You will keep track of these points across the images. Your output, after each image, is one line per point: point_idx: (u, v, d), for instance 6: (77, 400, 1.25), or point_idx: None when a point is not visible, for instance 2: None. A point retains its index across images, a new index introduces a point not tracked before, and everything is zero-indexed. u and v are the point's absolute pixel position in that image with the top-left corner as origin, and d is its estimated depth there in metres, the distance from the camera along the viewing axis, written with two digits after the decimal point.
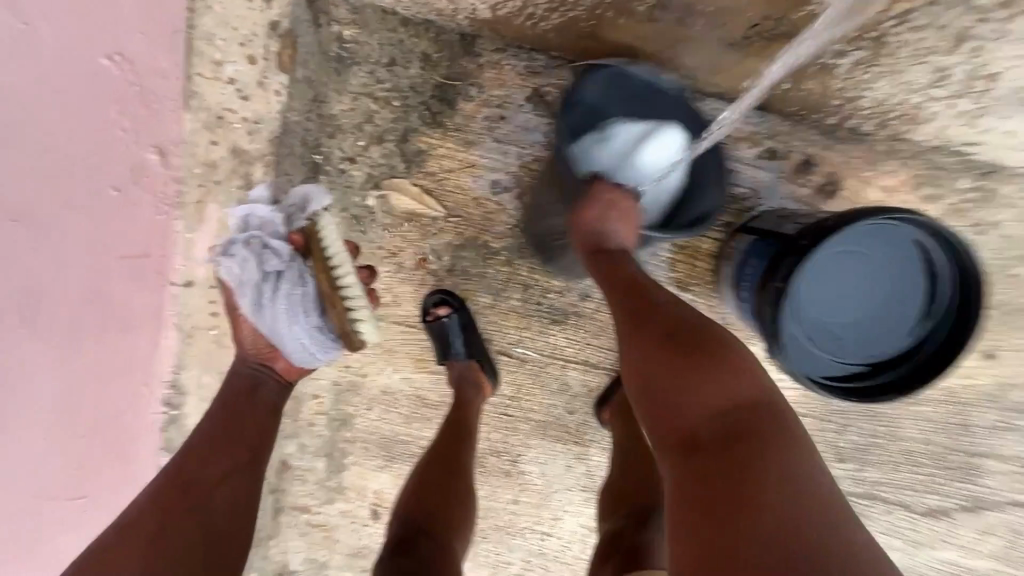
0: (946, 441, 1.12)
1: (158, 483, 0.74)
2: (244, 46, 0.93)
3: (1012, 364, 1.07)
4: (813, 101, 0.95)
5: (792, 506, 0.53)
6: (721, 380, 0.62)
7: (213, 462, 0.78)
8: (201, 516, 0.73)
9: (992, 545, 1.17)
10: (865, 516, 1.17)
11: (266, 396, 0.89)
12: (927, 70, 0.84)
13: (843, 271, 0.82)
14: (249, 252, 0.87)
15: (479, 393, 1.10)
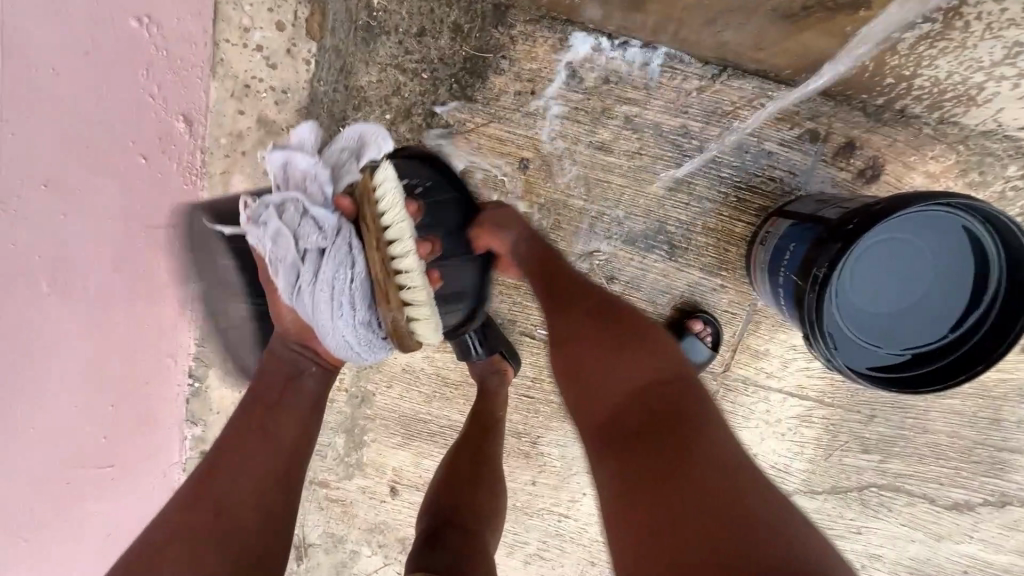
0: (975, 435, 1.10)
1: (174, 511, 0.66)
2: (273, 12, 0.91)
3: None
4: (862, 80, 0.87)
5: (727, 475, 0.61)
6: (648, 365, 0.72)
7: (238, 484, 0.68)
8: (222, 550, 0.63)
9: (1016, 540, 1.16)
10: (887, 507, 1.16)
11: (299, 387, 0.77)
12: (998, 45, 0.75)
13: (886, 259, 0.80)
14: (281, 221, 0.65)
15: (503, 381, 1.08)
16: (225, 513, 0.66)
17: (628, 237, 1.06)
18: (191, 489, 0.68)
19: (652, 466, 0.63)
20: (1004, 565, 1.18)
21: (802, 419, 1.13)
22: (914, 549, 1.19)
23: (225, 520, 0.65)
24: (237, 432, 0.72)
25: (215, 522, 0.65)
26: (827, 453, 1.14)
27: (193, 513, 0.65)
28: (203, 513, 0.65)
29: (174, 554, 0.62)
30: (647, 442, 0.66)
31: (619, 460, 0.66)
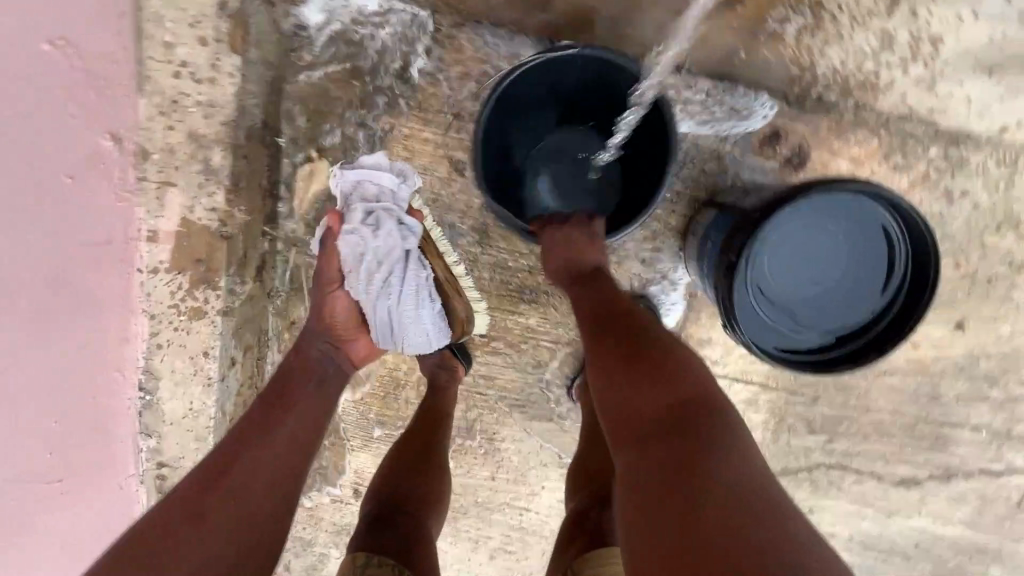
0: (917, 412, 1.13)
1: (188, 491, 0.70)
2: (195, 28, 0.90)
3: (983, 334, 1.07)
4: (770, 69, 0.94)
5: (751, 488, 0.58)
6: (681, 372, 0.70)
7: (257, 464, 0.75)
8: (245, 524, 0.69)
9: (963, 512, 1.19)
10: (837, 486, 1.19)
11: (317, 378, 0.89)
12: (871, 36, 0.89)
13: (803, 247, 0.82)
14: (391, 227, 0.97)
15: (453, 378, 1.10)
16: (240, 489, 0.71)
17: None
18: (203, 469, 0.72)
19: (663, 451, 0.61)
20: (953, 537, 1.21)
21: (749, 403, 1.15)
22: (865, 527, 1.21)
23: (245, 499, 0.71)
24: (254, 416, 0.80)
25: (235, 501, 0.70)
26: (775, 435, 1.17)
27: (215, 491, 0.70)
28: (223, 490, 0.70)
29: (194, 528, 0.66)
30: (657, 428, 0.63)
31: (631, 447, 0.64)
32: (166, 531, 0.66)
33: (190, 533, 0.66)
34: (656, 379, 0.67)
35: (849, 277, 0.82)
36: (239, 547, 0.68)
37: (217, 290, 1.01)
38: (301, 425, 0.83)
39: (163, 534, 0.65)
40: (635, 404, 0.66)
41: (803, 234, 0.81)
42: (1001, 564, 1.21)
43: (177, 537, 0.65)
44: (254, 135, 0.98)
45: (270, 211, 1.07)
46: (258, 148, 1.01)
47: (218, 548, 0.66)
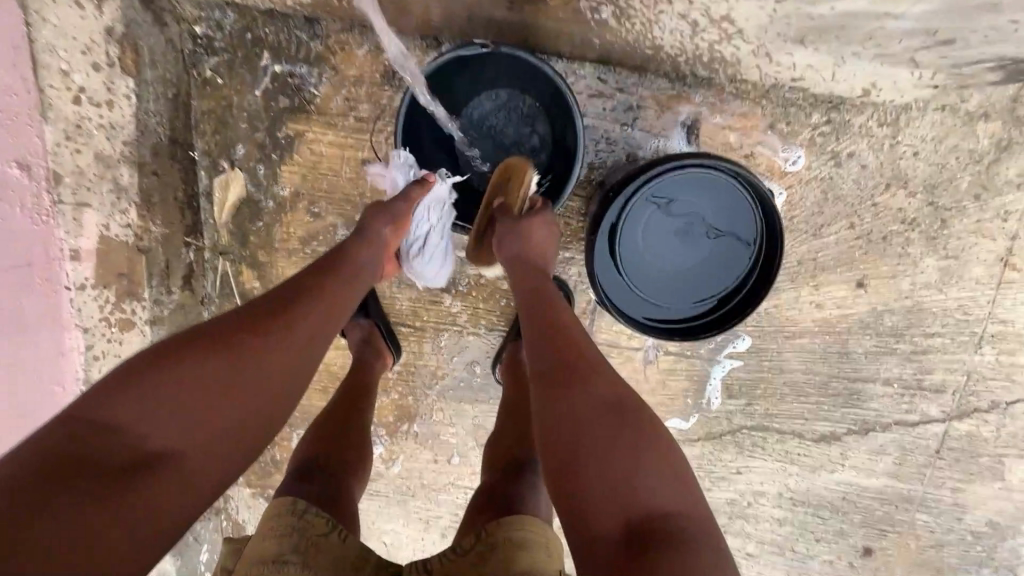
0: (828, 369, 1.17)
1: (169, 370, 0.61)
2: (87, 54, 0.94)
3: (884, 291, 1.11)
4: (629, 51, 0.96)
5: (665, 500, 0.64)
6: (613, 385, 0.71)
7: (247, 377, 0.63)
8: (211, 418, 0.61)
9: (884, 463, 1.23)
10: (760, 446, 1.24)
11: (341, 284, 0.77)
12: (673, 17, 0.89)
13: (679, 225, 0.93)
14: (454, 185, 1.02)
15: (378, 357, 1.16)
16: (221, 401, 0.62)
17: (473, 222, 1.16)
18: (187, 347, 0.62)
19: (610, 486, 0.64)
20: (878, 488, 1.25)
21: (668, 372, 1.20)
22: (792, 483, 1.26)
23: (223, 413, 0.62)
24: (257, 319, 0.67)
25: (232, 405, 0.62)
26: (696, 402, 1.21)
27: (195, 387, 0.61)
28: (204, 394, 0.61)
29: (169, 420, 0.59)
30: (603, 459, 0.65)
31: (574, 477, 0.66)
32: (143, 411, 0.59)
33: (167, 427, 0.59)
34: (603, 406, 0.69)
35: (724, 240, 0.94)
36: (209, 462, 0.61)
37: (142, 301, 1.07)
38: (309, 341, 0.69)
39: (138, 411, 0.59)
40: (579, 438, 0.67)
41: (676, 209, 0.92)
42: (925, 511, 1.26)
43: (151, 406, 0.59)
44: (161, 151, 1.04)
45: (191, 222, 1.12)
46: (169, 163, 1.06)
47: (203, 461, 0.60)
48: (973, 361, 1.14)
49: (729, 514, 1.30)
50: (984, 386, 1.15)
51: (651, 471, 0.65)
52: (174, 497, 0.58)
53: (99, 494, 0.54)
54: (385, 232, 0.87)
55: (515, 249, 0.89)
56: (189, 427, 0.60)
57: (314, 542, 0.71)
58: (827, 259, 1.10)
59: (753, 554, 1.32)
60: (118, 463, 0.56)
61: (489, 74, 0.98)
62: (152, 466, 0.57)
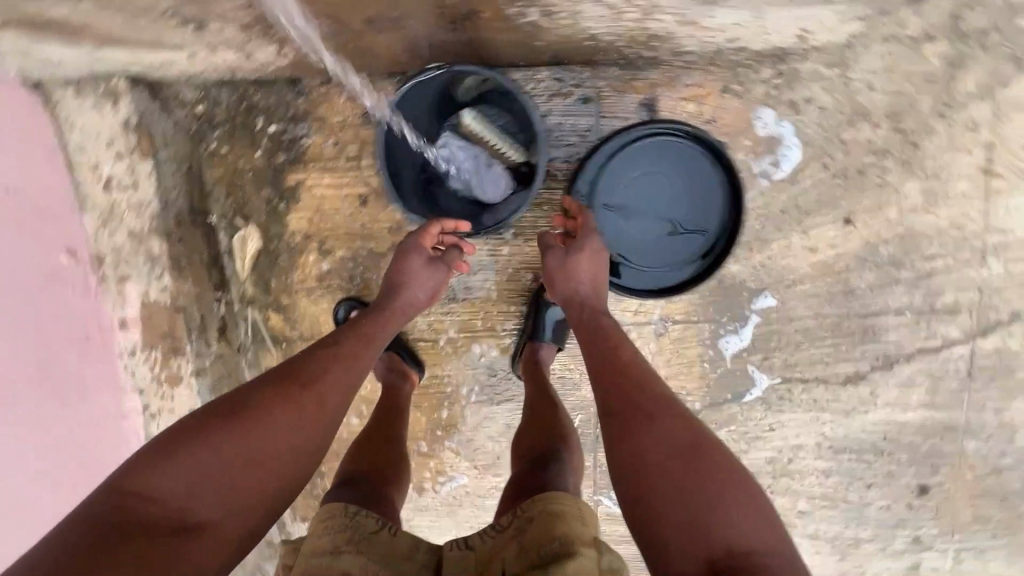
0: (837, 310, 1.18)
1: (205, 438, 0.68)
2: (110, 146, 1.08)
3: (873, 223, 1.13)
4: (574, 46, 1.04)
5: (747, 532, 0.68)
6: (683, 423, 0.77)
7: (280, 441, 0.71)
8: (252, 476, 0.69)
9: (918, 395, 1.22)
10: (787, 399, 1.25)
11: (357, 349, 0.84)
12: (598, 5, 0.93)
13: (650, 195, 1.07)
14: (449, 140, 1.09)
15: (406, 379, 1.23)
16: (257, 470, 0.69)
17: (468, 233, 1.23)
18: (224, 415, 0.70)
19: (683, 518, 0.69)
20: (918, 423, 1.23)
21: (681, 341, 1.23)
22: (829, 433, 1.26)
23: (260, 481, 0.69)
24: (289, 379, 0.76)
25: (274, 463, 0.70)
26: (714, 365, 1.24)
27: (233, 455, 0.68)
28: (242, 462, 0.68)
29: (210, 487, 0.66)
30: (676, 491, 0.71)
31: (646, 503, 0.72)
32: (187, 477, 0.66)
33: (207, 491, 0.66)
34: (674, 442, 0.75)
35: (695, 203, 1.06)
36: (236, 526, 0.68)
37: (186, 355, 1.19)
38: (340, 394, 0.78)
39: (179, 476, 0.65)
40: (652, 469, 0.74)
41: (647, 183, 1.06)
42: (974, 438, 1.23)
43: (196, 469, 0.66)
44: (183, 219, 1.15)
45: (219, 278, 1.21)
46: (192, 229, 1.17)
47: (243, 513, 0.68)
48: (982, 277, 1.13)
49: (773, 474, 1.30)
50: (1000, 300, 1.14)
51: (726, 503, 0.70)
52: (205, 559, 0.64)
53: (147, 559, 0.60)
54: (424, 299, 1.00)
55: (568, 285, 0.98)
56: (227, 492, 0.67)
57: (370, 535, 0.76)
58: (809, 203, 1.13)
59: (806, 511, 1.32)
60: (161, 526, 0.63)
61: (451, 92, 1.08)
62: (191, 526, 0.65)
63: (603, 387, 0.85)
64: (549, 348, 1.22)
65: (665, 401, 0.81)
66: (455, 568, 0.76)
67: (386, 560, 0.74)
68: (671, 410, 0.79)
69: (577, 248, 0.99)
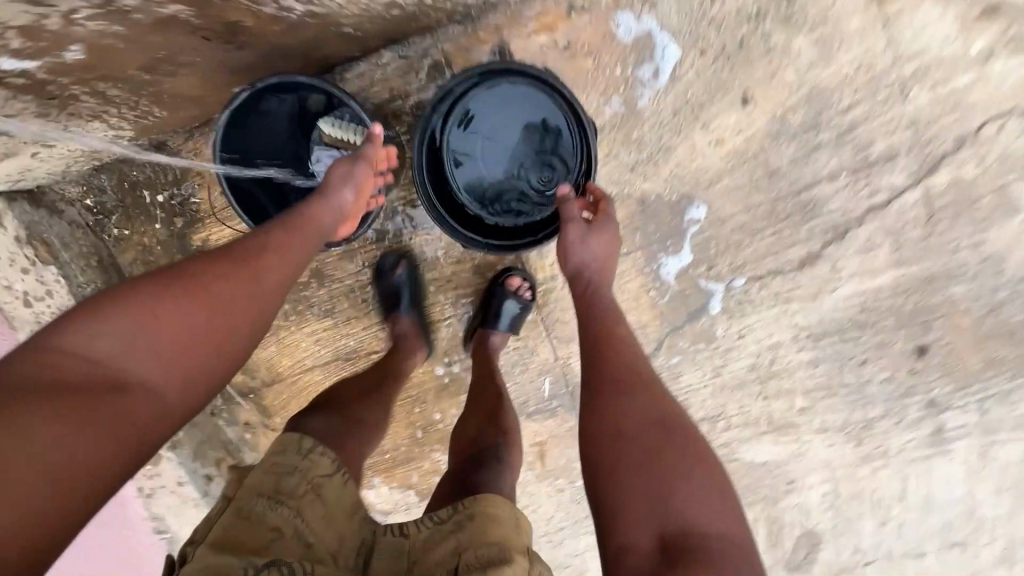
0: (767, 196, 1.10)
1: (136, 300, 0.59)
2: (12, 264, 1.10)
3: (773, 95, 1.04)
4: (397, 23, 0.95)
5: (707, 514, 0.69)
6: (663, 405, 0.77)
7: (223, 309, 0.64)
8: (195, 341, 0.62)
9: (883, 257, 1.13)
10: (748, 302, 1.18)
11: (299, 239, 0.77)
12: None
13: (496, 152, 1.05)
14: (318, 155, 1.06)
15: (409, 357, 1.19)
16: (199, 336, 0.62)
17: (378, 237, 1.21)
18: (155, 280, 0.62)
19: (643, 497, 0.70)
20: (892, 286, 1.15)
21: (619, 276, 1.19)
22: (802, 323, 1.19)
23: (200, 353, 0.62)
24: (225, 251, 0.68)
25: (218, 327, 0.63)
26: (661, 291, 1.19)
27: (169, 317, 0.60)
28: (181, 325, 0.61)
29: (149, 353, 0.59)
30: (641, 469, 0.72)
31: (610, 477, 0.73)
32: (122, 339, 0.58)
33: (144, 353, 0.58)
34: (653, 421, 0.75)
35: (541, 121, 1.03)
36: (175, 400, 0.60)
37: None
38: (282, 265, 0.71)
39: (108, 340, 0.57)
40: (621, 445, 0.74)
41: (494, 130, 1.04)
42: (958, 282, 1.13)
43: (129, 331, 0.58)
44: None
45: None
46: None
47: (191, 379, 0.61)
48: (909, 112, 1.03)
49: (759, 379, 1.24)
50: (937, 130, 1.04)
51: (688, 484, 0.70)
52: (145, 422, 0.57)
53: (70, 420, 0.52)
54: (347, 198, 0.87)
55: (580, 255, 0.94)
56: (167, 362, 0.60)
57: (321, 482, 0.78)
58: (699, 96, 1.06)
59: (806, 407, 1.26)
60: (87, 386, 0.54)
61: (293, 110, 1.04)
62: (128, 390, 0.57)
63: (589, 357, 0.84)
64: (502, 335, 1.19)
65: (652, 381, 0.80)
66: (387, 550, 0.77)
67: (327, 518, 0.76)
68: (657, 391, 0.79)
69: (597, 225, 0.96)
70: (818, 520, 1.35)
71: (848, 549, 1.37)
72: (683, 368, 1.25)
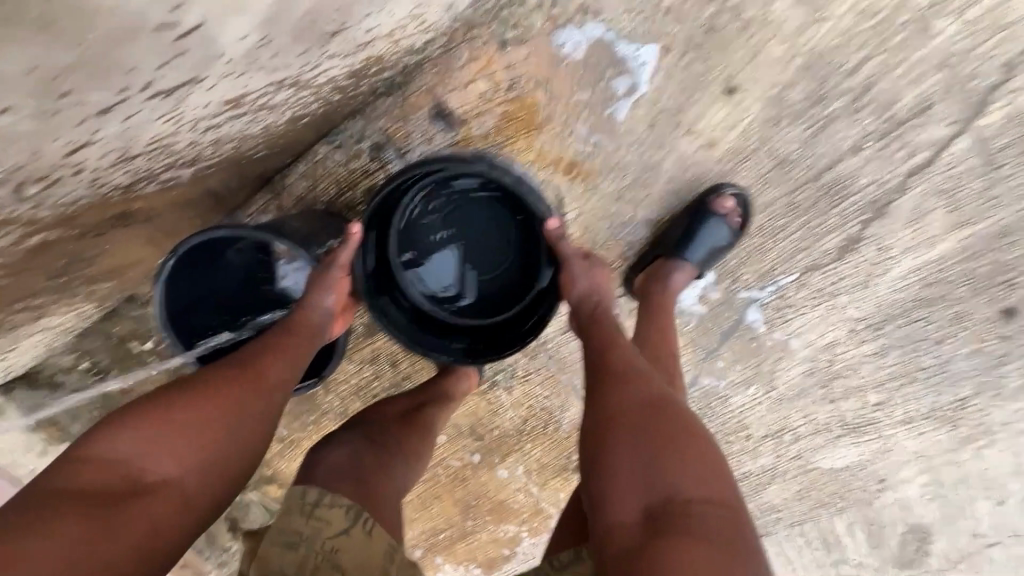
0: (783, 189, 0.94)
1: (153, 403, 0.59)
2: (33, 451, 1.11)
3: (762, 75, 0.87)
4: (319, 119, 0.85)
5: (704, 494, 0.61)
6: (661, 393, 0.69)
7: (236, 406, 0.62)
8: (211, 439, 0.59)
9: (940, 220, 0.94)
10: (787, 305, 1.03)
11: (305, 326, 0.74)
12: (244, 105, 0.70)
13: (464, 253, 0.93)
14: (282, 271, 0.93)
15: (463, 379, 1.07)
16: (213, 432, 0.60)
17: (371, 330, 1.13)
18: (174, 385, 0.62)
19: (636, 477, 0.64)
20: (958, 251, 0.96)
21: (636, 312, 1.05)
22: (858, 313, 1.02)
23: (216, 451, 0.59)
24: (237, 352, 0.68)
25: (232, 424, 0.61)
26: (686, 316, 1.05)
27: (182, 415, 0.59)
28: (193, 423, 0.59)
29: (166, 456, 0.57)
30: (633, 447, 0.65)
31: (600, 460, 0.66)
32: (139, 443, 0.56)
33: (164, 450, 0.57)
34: (651, 407, 0.67)
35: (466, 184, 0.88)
36: (194, 492, 0.57)
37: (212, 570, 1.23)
38: (291, 354, 0.70)
39: (129, 441, 0.56)
40: (610, 428, 0.67)
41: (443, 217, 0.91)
42: None
43: (148, 432, 0.57)
44: None
45: None
46: None
47: (210, 475, 0.59)
48: (934, 50, 0.84)
49: (820, 383, 1.09)
50: (978, 62, 0.84)
51: (680, 462, 0.63)
52: (165, 518, 0.55)
53: (95, 519, 0.51)
54: (334, 296, 0.77)
55: (582, 286, 0.82)
56: (185, 460, 0.58)
57: (335, 546, 0.71)
58: (675, 99, 0.90)
59: (882, 401, 1.10)
60: (109, 490, 0.53)
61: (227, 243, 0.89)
62: (151, 487, 0.55)
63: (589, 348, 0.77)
64: None
65: (648, 370, 0.72)
66: None
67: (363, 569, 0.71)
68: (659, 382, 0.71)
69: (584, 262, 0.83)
70: (922, 513, 1.20)
71: (965, 535, 1.21)
72: (731, 390, 1.11)
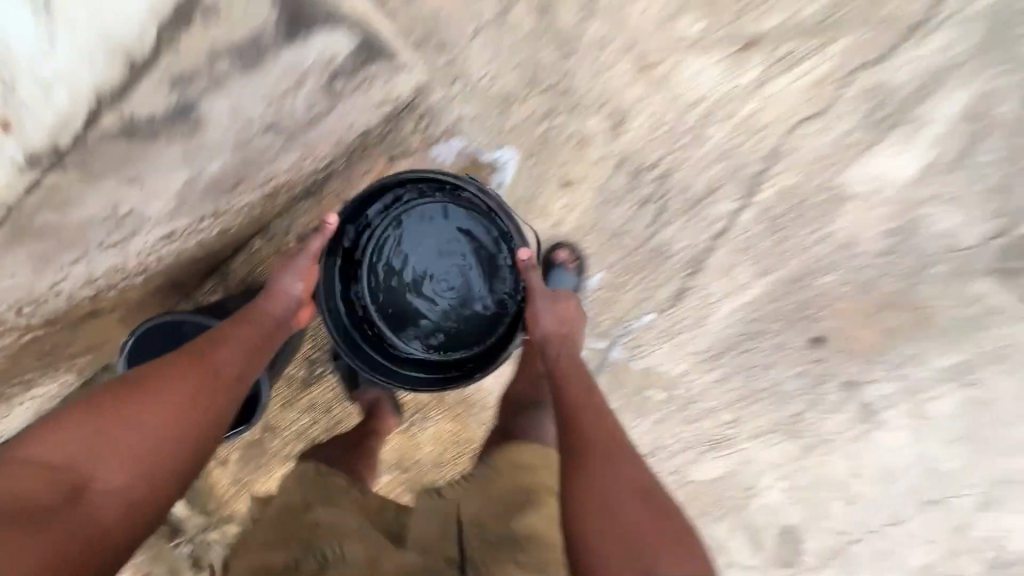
0: (619, 253, 1.20)
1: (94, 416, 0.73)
2: None
3: (588, 172, 1.15)
4: (250, 223, 1.12)
5: None
6: (647, 480, 0.79)
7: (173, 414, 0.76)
8: (148, 444, 0.74)
9: (745, 271, 1.20)
10: (641, 344, 1.27)
11: (248, 333, 0.91)
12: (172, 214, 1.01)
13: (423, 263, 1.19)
14: None
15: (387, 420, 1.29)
16: (150, 439, 0.74)
17: (309, 382, 1.36)
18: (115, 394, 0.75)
19: (623, 525, 0.74)
20: (765, 294, 1.21)
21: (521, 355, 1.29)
22: (697, 347, 1.26)
23: (152, 454, 0.74)
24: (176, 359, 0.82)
25: (169, 428, 0.75)
26: None
27: (122, 425, 0.73)
28: (131, 430, 0.73)
29: (110, 460, 0.71)
30: (619, 531, 0.74)
31: (590, 536, 0.74)
32: (83, 450, 0.70)
33: (104, 456, 0.71)
34: (638, 495, 0.77)
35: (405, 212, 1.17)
36: (134, 492, 0.72)
37: None
38: (230, 363, 0.85)
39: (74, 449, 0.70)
40: (596, 504, 0.76)
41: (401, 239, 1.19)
42: (824, 274, 1.19)
43: (93, 439, 0.71)
44: None
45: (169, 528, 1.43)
46: None
47: (150, 471, 0.73)
48: (711, 148, 1.12)
49: (680, 406, 1.32)
50: (744, 155, 1.12)
51: (666, 554, 0.72)
52: (110, 512, 0.69)
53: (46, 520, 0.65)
54: (298, 287, 1.00)
55: (546, 323, 1.02)
56: (124, 464, 0.72)
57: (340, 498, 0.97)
58: (527, 191, 1.18)
59: (734, 419, 1.32)
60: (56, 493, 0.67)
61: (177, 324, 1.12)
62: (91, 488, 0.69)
63: (575, 410, 0.87)
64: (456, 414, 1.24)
65: (633, 449, 0.83)
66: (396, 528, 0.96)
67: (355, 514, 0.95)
68: (645, 469, 0.81)
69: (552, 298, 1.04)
70: (790, 515, 1.40)
71: (830, 534, 1.41)
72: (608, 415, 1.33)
